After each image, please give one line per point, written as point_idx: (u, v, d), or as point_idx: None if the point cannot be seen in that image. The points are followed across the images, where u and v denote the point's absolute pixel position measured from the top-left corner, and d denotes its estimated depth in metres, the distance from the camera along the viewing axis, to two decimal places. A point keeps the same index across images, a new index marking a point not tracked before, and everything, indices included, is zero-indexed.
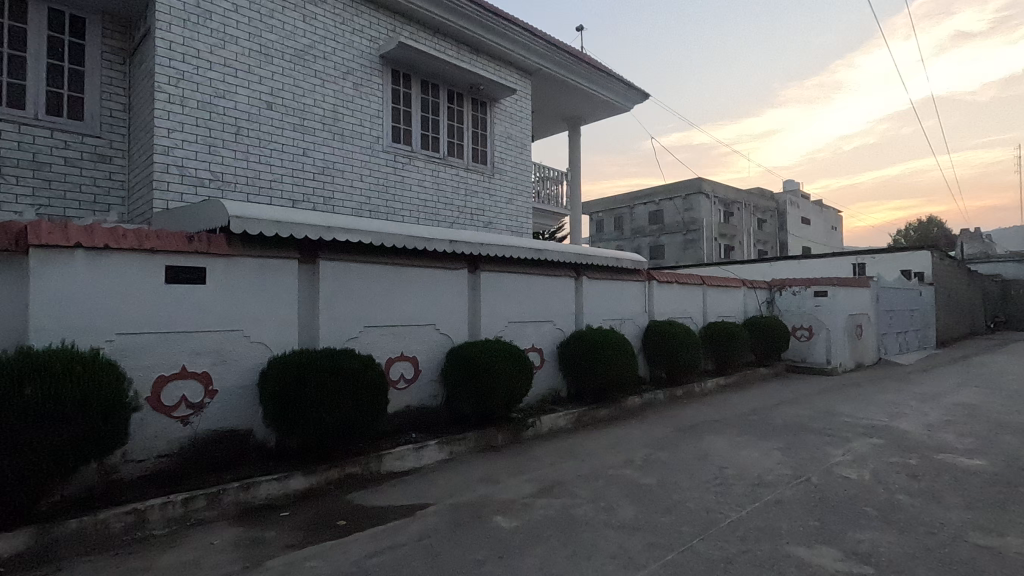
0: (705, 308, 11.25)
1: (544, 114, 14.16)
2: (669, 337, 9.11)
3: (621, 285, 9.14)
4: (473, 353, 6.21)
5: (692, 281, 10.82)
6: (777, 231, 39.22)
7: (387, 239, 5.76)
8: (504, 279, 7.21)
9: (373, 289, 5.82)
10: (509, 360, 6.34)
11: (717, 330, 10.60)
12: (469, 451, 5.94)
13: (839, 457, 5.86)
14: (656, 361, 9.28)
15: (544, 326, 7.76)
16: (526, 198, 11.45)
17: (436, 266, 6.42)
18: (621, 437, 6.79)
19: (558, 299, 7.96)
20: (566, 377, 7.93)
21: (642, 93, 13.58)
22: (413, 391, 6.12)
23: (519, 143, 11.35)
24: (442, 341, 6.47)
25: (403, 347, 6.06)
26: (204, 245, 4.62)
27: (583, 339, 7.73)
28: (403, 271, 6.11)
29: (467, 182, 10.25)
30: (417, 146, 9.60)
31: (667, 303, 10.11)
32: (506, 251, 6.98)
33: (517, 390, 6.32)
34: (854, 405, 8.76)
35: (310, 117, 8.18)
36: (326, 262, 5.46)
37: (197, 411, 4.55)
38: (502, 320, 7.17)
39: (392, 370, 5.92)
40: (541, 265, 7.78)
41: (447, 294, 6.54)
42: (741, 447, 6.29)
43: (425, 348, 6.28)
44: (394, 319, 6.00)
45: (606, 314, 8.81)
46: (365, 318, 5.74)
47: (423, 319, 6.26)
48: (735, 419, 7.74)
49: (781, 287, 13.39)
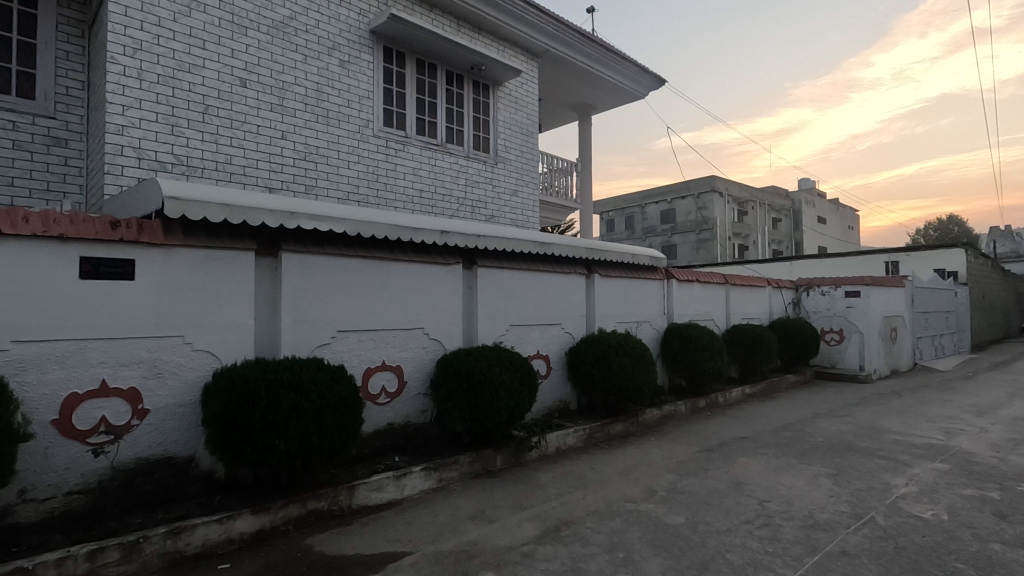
0: (728, 310, 10.29)
1: (552, 102, 13.26)
2: (690, 341, 8.18)
3: (638, 284, 8.23)
4: (467, 362, 5.33)
5: (714, 280, 9.88)
6: (793, 230, 37.97)
7: (365, 227, 4.91)
8: (507, 277, 6.33)
9: (349, 286, 4.96)
10: (509, 369, 5.46)
11: (742, 334, 9.64)
12: (461, 478, 5.06)
13: (902, 488, 4.91)
14: (677, 369, 8.34)
15: (551, 330, 6.87)
16: (533, 190, 10.55)
17: (426, 261, 5.55)
18: (639, 459, 5.87)
19: (567, 300, 7.07)
20: (576, 388, 7.02)
21: (656, 79, 12.66)
22: (397, 406, 5.25)
23: (525, 130, 10.46)
24: (433, 347, 5.59)
25: (386, 354, 5.19)
26: (133, 233, 3.79)
27: (595, 344, 6.83)
28: (386, 265, 5.25)
29: (467, 172, 9.38)
30: (412, 131, 8.74)
31: (687, 304, 9.18)
32: (508, 244, 6.12)
33: (518, 405, 5.43)
34: (901, 420, 7.75)
35: (290, 96, 7.35)
36: (292, 255, 4.60)
37: (121, 436, 3.72)
38: (504, 324, 6.28)
39: (371, 382, 5.05)
40: (549, 261, 6.89)
41: (439, 293, 5.66)
42: (782, 473, 5.35)
43: (411, 356, 5.40)
44: (375, 322, 5.13)
45: (621, 316, 7.89)
46: (340, 322, 4.88)
47: (409, 322, 5.39)
48: (769, 436, 6.78)
49: (809, 286, 12.37)
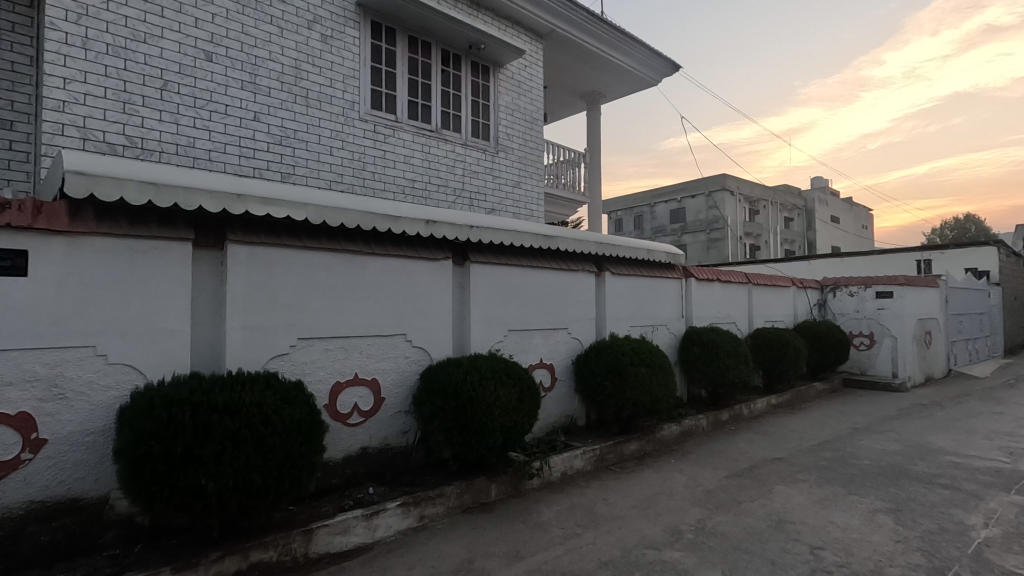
0: (751, 312, 9.41)
1: (559, 89, 12.42)
2: (712, 347, 7.32)
3: (654, 283, 7.37)
4: (455, 375, 4.49)
5: (736, 279, 9.01)
6: (806, 229, 36.85)
7: (332, 215, 4.10)
8: (505, 275, 5.51)
9: (313, 284, 4.15)
10: (505, 383, 4.62)
11: (767, 339, 8.75)
12: (447, 513, 4.24)
13: (983, 529, 4.03)
14: (697, 378, 7.47)
15: (556, 335, 6.04)
16: (537, 182, 9.72)
17: (409, 255, 4.74)
18: (658, 487, 5.02)
19: (574, 301, 6.24)
20: (585, 401, 6.19)
21: (670, 64, 11.81)
22: (372, 427, 4.44)
23: (529, 117, 9.63)
24: (418, 356, 4.78)
25: (359, 365, 4.39)
26: (25, 217, 3.01)
27: (606, 351, 5.99)
28: (359, 260, 4.43)
29: (465, 161, 8.57)
30: (403, 115, 7.93)
31: (706, 306, 8.32)
32: (506, 237, 5.32)
33: (516, 426, 4.60)
34: (952, 437, 6.85)
35: (264, 73, 6.56)
36: (240, 245, 3.80)
37: (7, 474, 2.93)
38: (502, 328, 5.46)
39: (340, 399, 4.25)
40: (554, 257, 6.08)
41: (425, 294, 4.85)
42: (831, 508, 4.48)
43: (391, 367, 4.59)
44: (347, 327, 4.32)
45: (635, 320, 7.05)
46: (301, 327, 4.08)
47: (388, 327, 4.58)
48: (806, 458, 5.91)
49: (835, 287, 11.47)
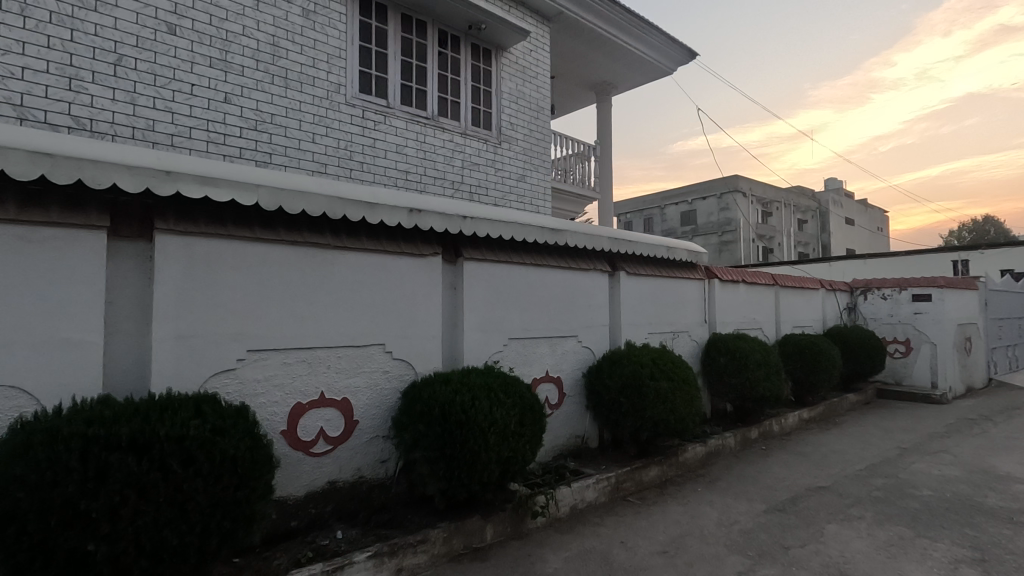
0: (779, 316, 8.59)
1: (567, 79, 11.66)
2: (740, 356, 6.50)
3: (674, 285, 6.58)
4: (442, 395, 3.70)
5: (762, 280, 8.19)
6: (820, 231, 35.75)
7: (289, 200, 3.37)
8: (505, 274, 4.75)
9: (268, 284, 3.41)
10: (502, 405, 3.82)
11: (799, 346, 7.90)
12: (432, 564, 3.47)
13: None
14: (722, 391, 6.65)
15: (565, 343, 5.27)
16: (544, 176, 8.96)
17: (390, 250, 4.00)
18: (685, 525, 4.22)
19: (585, 305, 5.47)
20: (598, 419, 5.40)
21: (686, 51, 11.03)
22: (342, 456, 3.69)
23: (535, 106, 8.88)
24: (400, 370, 4.01)
25: (327, 382, 3.63)
26: None
27: (623, 363, 5.20)
28: (326, 255, 3.68)
29: (465, 151, 7.82)
30: (395, 100, 7.20)
31: (731, 310, 7.50)
32: (507, 230, 4.60)
33: (516, 456, 3.79)
34: (1018, 459, 5.98)
35: (237, 50, 5.84)
36: (171, 236, 3.07)
37: None
38: (501, 336, 4.69)
39: (302, 424, 3.51)
40: (562, 255, 5.32)
41: (409, 296, 4.10)
42: (899, 557, 3.66)
43: (367, 384, 3.83)
44: (310, 337, 3.58)
45: (654, 326, 6.26)
46: (252, 336, 3.34)
47: (363, 336, 3.83)
48: (855, 487, 5.08)
49: (867, 289, 10.61)
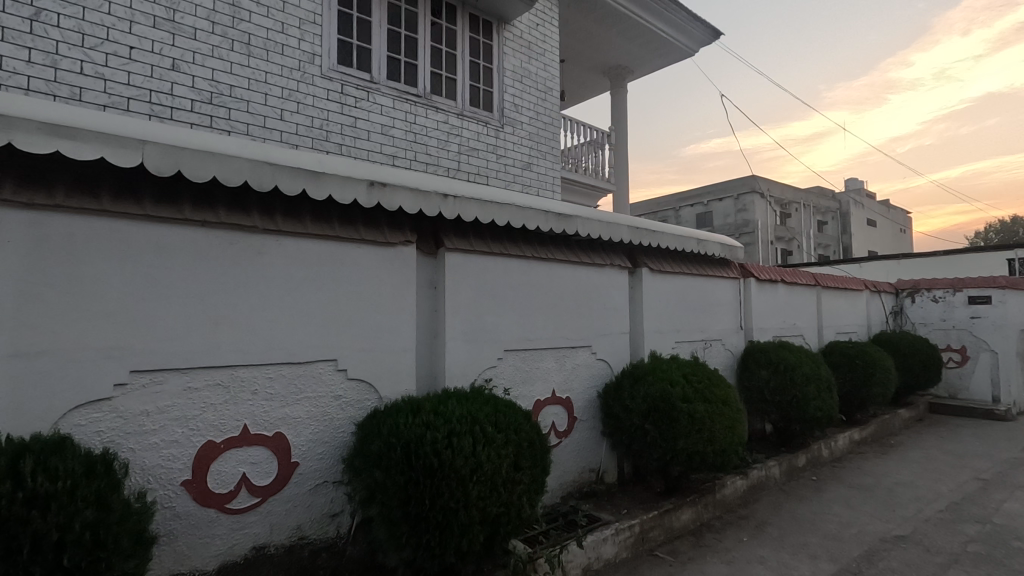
0: (821, 321, 7.53)
1: (578, 63, 10.69)
2: (785, 369, 5.46)
3: (706, 284, 5.57)
4: (406, 433, 2.72)
5: (803, 280, 7.15)
6: (842, 233, 34.27)
7: (192, 163, 2.46)
8: (501, 270, 3.80)
9: (162, 279, 2.48)
10: (490, 444, 2.80)
11: (848, 355, 6.83)
12: None
13: None
14: (763, 410, 5.61)
15: (575, 356, 4.28)
16: (552, 164, 8.00)
17: (344, 236, 3.04)
18: None
19: (600, 308, 4.49)
20: (616, 447, 4.40)
21: (710, 29, 10.02)
22: (275, 511, 2.75)
23: (542, 86, 7.91)
24: (358, 394, 3.06)
25: (252, 413, 2.69)
26: None
27: (649, 380, 4.20)
28: (252, 240, 2.73)
29: (461, 134, 6.88)
30: (380, 74, 6.26)
31: (769, 314, 6.47)
32: (502, 214, 3.65)
33: (509, 511, 2.78)
34: None
35: (187, 9, 4.92)
36: (5, 209, 2.14)
37: None
38: (495, 348, 3.72)
39: (213, 470, 2.57)
40: (573, 248, 4.35)
41: (371, 296, 3.15)
42: None
43: (311, 413, 2.88)
44: (228, 352, 2.63)
45: (682, 332, 5.25)
46: (139, 352, 2.40)
47: (306, 350, 2.88)
48: (943, 538, 4.02)
49: (914, 290, 9.57)
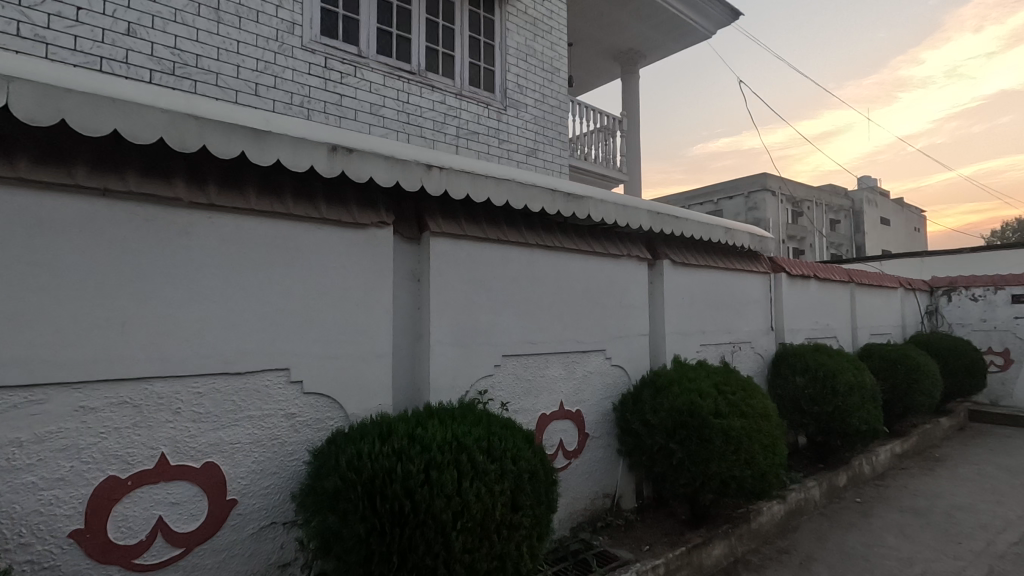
0: (855, 321, 6.87)
1: (588, 47, 10.05)
2: (824, 375, 4.81)
3: (735, 279, 4.93)
4: (369, 468, 2.08)
5: (836, 276, 6.49)
6: (856, 231, 33.34)
7: (86, 113, 1.86)
8: (499, 260, 3.18)
9: (43, 267, 1.87)
10: (480, 480, 2.17)
11: (888, 359, 6.16)
12: None
13: None
14: (798, 422, 4.96)
15: (587, 361, 3.66)
16: (559, 150, 7.36)
17: (300, 215, 2.43)
18: None
19: (616, 305, 3.87)
20: (634, 469, 3.78)
21: (729, 10, 9.36)
22: (204, 564, 2.14)
23: (549, 66, 7.26)
24: (317, 412, 2.45)
25: (174, 439, 2.09)
26: None
27: (674, 391, 3.57)
28: (175, 214, 2.13)
29: (459, 117, 6.21)
30: (369, 48, 5.52)
31: (801, 313, 5.82)
32: (500, 192, 3.04)
33: (504, 566, 2.16)
34: None
35: None
36: None
37: None
38: (492, 353, 3.11)
39: (117, 515, 1.97)
40: (585, 236, 3.73)
41: (334, 289, 2.54)
42: None
43: (255, 437, 2.28)
44: (141, 362, 2.03)
45: (709, 334, 4.61)
46: (8, 362, 1.80)
47: (249, 357, 2.27)
48: None
49: (951, 289, 8.87)
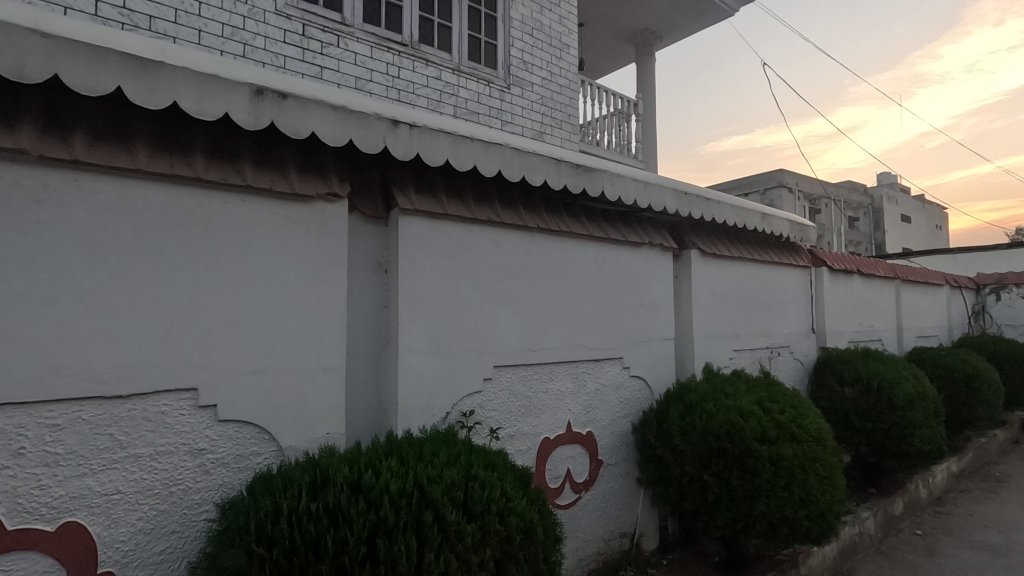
0: (900, 321, 6.14)
1: (600, 27, 9.36)
2: (878, 387, 4.12)
3: (772, 273, 4.24)
4: (287, 539, 1.45)
5: (881, 271, 5.77)
6: (877, 229, 32.24)
7: None
8: (490, 247, 2.53)
9: None
10: (448, 550, 1.53)
11: (943, 366, 5.43)
12: None
13: None
14: (846, 439, 4.27)
15: (601, 372, 3.01)
16: (569, 134, 6.70)
17: (214, 181, 1.80)
18: None
19: (635, 303, 3.21)
20: (657, 502, 3.12)
21: None
22: None
23: (557, 41, 6.58)
24: (238, 447, 1.82)
25: (14, 493, 1.48)
26: None
27: (707, 411, 2.89)
28: (19, 174, 1.51)
29: (457, 96, 5.52)
30: (354, 14, 4.76)
31: (844, 313, 5.12)
32: (489, 160, 2.40)
33: None
34: None
35: None
36: None
37: None
38: (481, 363, 2.46)
39: None
40: (598, 219, 3.07)
41: (264, 280, 1.91)
42: None
43: (144, 485, 1.66)
44: None
45: (743, 337, 3.93)
46: None
47: (134, 376, 1.65)
48: None
49: (1000, 286, 8.06)
